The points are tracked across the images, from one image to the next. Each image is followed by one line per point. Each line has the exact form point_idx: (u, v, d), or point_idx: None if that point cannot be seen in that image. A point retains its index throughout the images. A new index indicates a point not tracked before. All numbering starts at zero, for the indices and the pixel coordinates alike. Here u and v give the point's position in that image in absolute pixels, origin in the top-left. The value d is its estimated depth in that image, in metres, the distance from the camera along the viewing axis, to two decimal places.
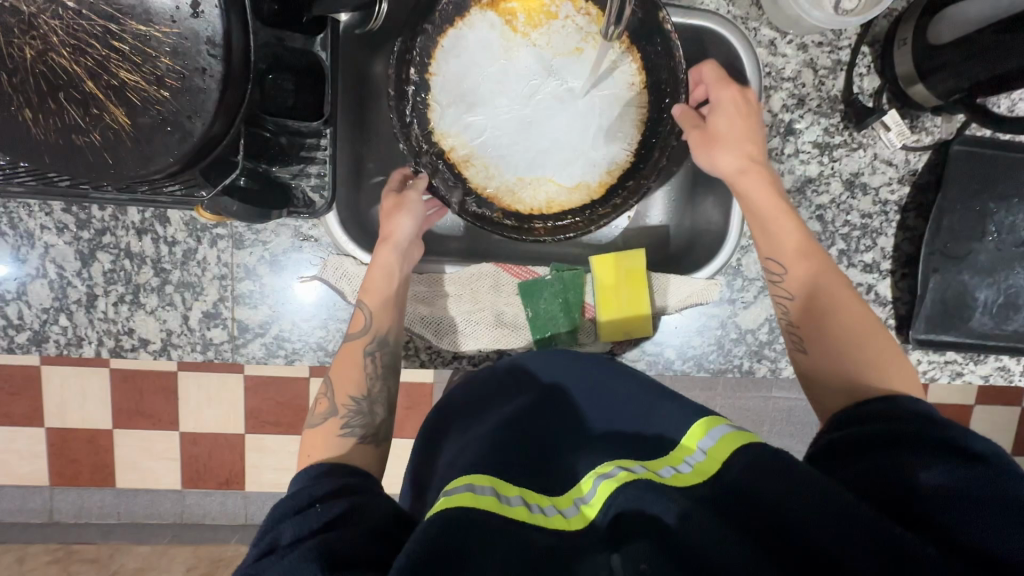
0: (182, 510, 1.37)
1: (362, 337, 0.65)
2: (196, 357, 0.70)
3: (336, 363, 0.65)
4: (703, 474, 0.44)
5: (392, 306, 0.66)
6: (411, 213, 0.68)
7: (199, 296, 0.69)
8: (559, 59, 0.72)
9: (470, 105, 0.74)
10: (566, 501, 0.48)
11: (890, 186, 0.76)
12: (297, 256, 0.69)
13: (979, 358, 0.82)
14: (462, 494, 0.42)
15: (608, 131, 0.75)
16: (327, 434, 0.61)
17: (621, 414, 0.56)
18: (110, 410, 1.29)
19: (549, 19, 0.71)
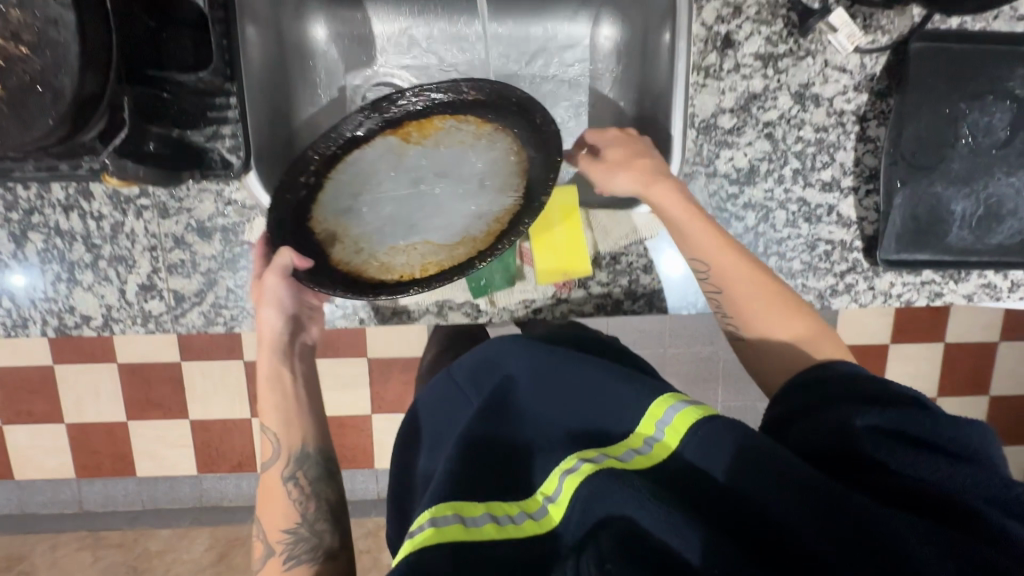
0: (199, 494, 1.41)
1: (277, 462, 0.64)
2: (139, 330, 0.70)
3: (261, 501, 0.63)
4: (662, 455, 0.47)
5: (290, 410, 0.67)
6: (274, 300, 0.66)
7: (132, 269, 0.69)
8: (447, 152, 0.71)
9: (356, 194, 0.70)
10: (536, 501, 0.50)
11: (845, 95, 0.70)
12: (224, 221, 0.68)
13: (960, 275, 0.76)
14: (427, 532, 0.45)
15: (492, 191, 0.73)
16: (270, 573, 0.59)
17: (571, 413, 0.54)
18: (121, 404, 1.34)
19: (437, 129, 0.70)
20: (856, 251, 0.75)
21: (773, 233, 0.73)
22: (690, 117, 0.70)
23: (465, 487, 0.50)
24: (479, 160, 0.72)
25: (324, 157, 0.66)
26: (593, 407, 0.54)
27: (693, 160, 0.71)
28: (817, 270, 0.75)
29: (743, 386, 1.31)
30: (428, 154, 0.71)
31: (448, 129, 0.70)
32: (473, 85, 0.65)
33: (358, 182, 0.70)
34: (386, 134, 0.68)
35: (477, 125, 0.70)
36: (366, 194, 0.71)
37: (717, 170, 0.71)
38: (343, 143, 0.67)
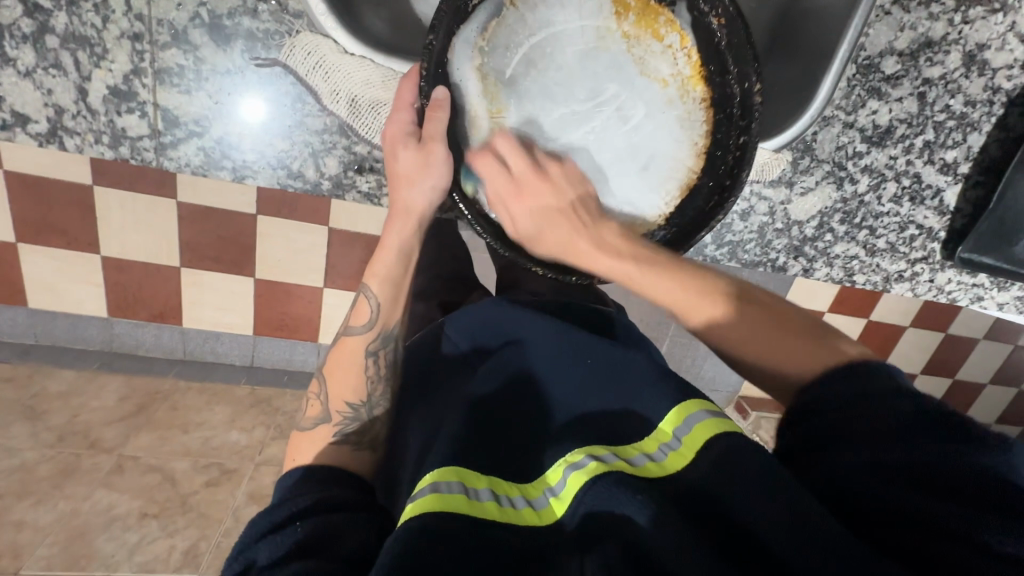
0: (109, 338, 1.20)
1: (364, 333, 0.58)
2: (103, 152, 0.50)
3: (331, 366, 0.58)
4: (674, 465, 0.43)
5: (394, 284, 0.59)
6: (440, 177, 0.53)
7: (99, 62, 0.47)
8: (642, 82, 0.58)
9: (529, 65, 0.56)
10: (535, 489, 0.47)
11: (1010, 70, 0.62)
12: (249, 24, 0.48)
13: (1004, 284, 0.78)
14: (426, 496, 0.41)
15: (662, 164, 0.59)
16: (316, 440, 0.55)
17: (595, 398, 0.52)
18: (7, 219, 1.04)
19: (653, 39, 0.56)
20: (936, 241, 0.72)
21: (875, 205, 0.68)
22: (857, 49, 0.59)
23: (471, 453, 0.46)
24: (663, 124, 0.59)
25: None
26: (616, 386, 0.52)
27: (838, 103, 0.61)
28: (896, 252, 0.72)
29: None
30: (630, 80, 0.57)
31: (664, 52, 0.57)
32: (727, 9, 0.51)
33: (543, 46, 0.55)
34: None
35: (691, 77, 0.57)
36: (531, 75, 0.56)
37: (855, 121, 0.62)
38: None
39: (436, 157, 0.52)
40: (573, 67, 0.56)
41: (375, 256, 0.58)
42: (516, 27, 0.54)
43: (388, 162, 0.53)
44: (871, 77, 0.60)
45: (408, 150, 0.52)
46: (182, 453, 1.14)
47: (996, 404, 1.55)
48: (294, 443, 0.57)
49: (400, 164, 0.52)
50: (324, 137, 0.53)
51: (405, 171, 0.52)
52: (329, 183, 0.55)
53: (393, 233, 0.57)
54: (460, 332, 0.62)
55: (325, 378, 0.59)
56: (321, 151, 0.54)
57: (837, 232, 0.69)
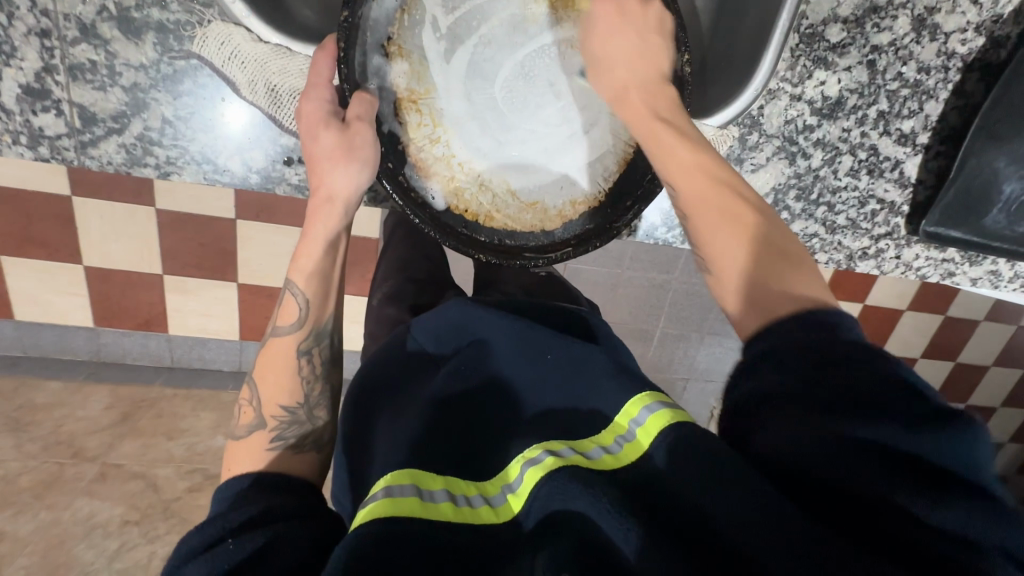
0: (97, 348, 1.19)
1: (296, 331, 0.54)
2: (22, 153, 0.50)
3: (261, 368, 0.54)
4: (633, 454, 0.40)
5: (323, 276, 0.54)
6: (366, 162, 0.51)
7: (9, 60, 0.47)
8: (573, 58, 0.57)
9: (454, 42, 0.55)
10: (494, 486, 0.43)
11: (963, 34, 0.60)
12: (158, 15, 0.47)
13: (976, 258, 0.75)
14: (384, 495, 0.38)
15: (597, 138, 0.59)
16: (252, 447, 0.50)
17: (556, 395, 0.48)
18: None
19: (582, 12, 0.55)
20: (899, 216, 0.69)
21: (831, 180, 0.65)
22: (798, 19, 0.57)
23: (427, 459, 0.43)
24: (595, 98, 0.58)
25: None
26: (578, 382, 0.48)
27: (783, 74, 0.59)
28: (857, 228, 0.69)
29: (684, 316, 1.27)
30: (560, 57, 0.57)
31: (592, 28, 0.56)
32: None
33: (467, 23, 0.55)
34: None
35: None
36: (457, 51, 0.55)
37: (802, 94, 0.60)
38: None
39: (361, 138, 0.50)
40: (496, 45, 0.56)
41: (299, 248, 0.54)
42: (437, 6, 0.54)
43: (307, 145, 0.50)
44: (815, 48, 0.58)
45: (330, 130, 0.49)
46: (166, 459, 1.14)
47: (1003, 388, 1.51)
48: (232, 451, 0.52)
49: (319, 145, 0.49)
50: (245, 129, 0.52)
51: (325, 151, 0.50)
52: (258, 176, 0.54)
53: (318, 221, 0.52)
54: (426, 334, 0.59)
55: (256, 382, 0.54)
56: (245, 145, 0.53)
57: (793, 209, 0.67)
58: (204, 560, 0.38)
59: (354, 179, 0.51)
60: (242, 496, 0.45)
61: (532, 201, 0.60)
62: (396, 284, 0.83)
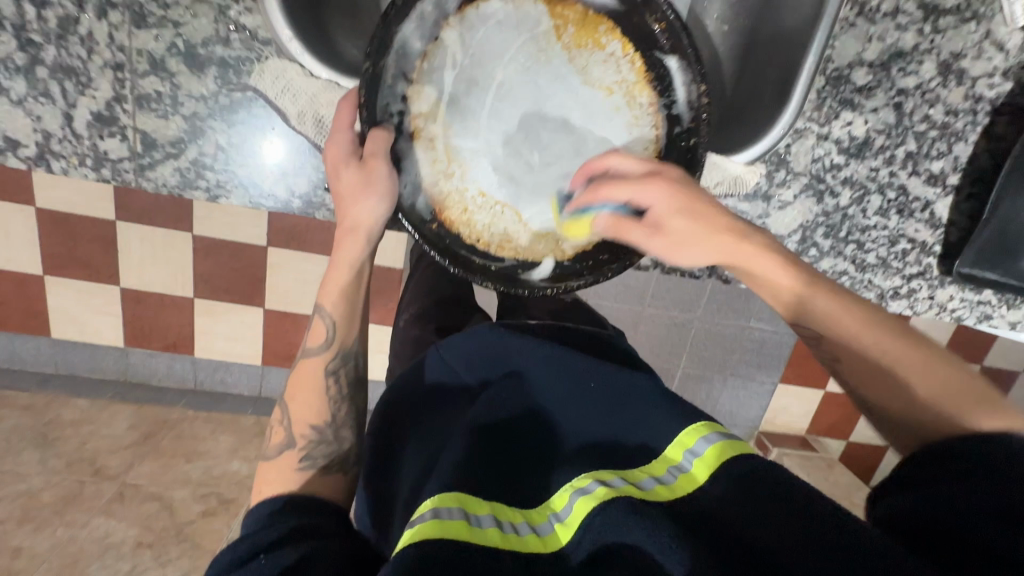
0: (125, 367, 1.23)
1: (323, 352, 0.56)
2: (86, 174, 0.54)
3: (291, 387, 0.55)
4: (687, 487, 0.40)
5: (347, 303, 0.57)
6: (383, 195, 0.53)
7: (84, 90, 0.51)
8: (587, 92, 0.59)
9: (469, 84, 0.58)
10: (540, 514, 0.41)
11: (991, 79, 0.61)
12: (222, 52, 0.51)
13: (1013, 301, 0.73)
14: (426, 522, 0.36)
15: None
16: (282, 467, 0.51)
17: (596, 424, 0.47)
18: (35, 253, 1.09)
19: (595, 47, 0.58)
20: (932, 256, 0.69)
21: (860, 219, 0.66)
22: (824, 62, 0.58)
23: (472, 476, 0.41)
24: (612, 129, 0.60)
25: (451, 10, 0.55)
26: (621, 412, 0.47)
27: (809, 115, 0.61)
28: (888, 267, 0.69)
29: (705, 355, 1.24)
30: (574, 91, 0.59)
31: (606, 61, 0.58)
32: (667, 14, 0.53)
33: (484, 63, 0.58)
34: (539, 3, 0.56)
35: (637, 83, 0.58)
36: (472, 91, 0.58)
37: (829, 133, 0.61)
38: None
39: (377, 174, 0.52)
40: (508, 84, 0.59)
41: (328, 273, 0.57)
42: (455, 48, 0.57)
43: (332, 180, 0.54)
44: (843, 89, 0.60)
45: (350, 168, 0.52)
46: (182, 482, 1.14)
47: None
48: (262, 475, 0.52)
49: (340, 183, 0.53)
50: (292, 155, 0.55)
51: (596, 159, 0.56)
52: (300, 202, 0.57)
53: (346, 245, 0.55)
54: (460, 359, 0.56)
55: (286, 403, 0.55)
56: (291, 171, 0.56)
57: (821, 247, 0.67)
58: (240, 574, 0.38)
59: (370, 211, 0.54)
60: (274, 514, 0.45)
61: (544, 230, 0.62)
62: (423, 308, 0.83)
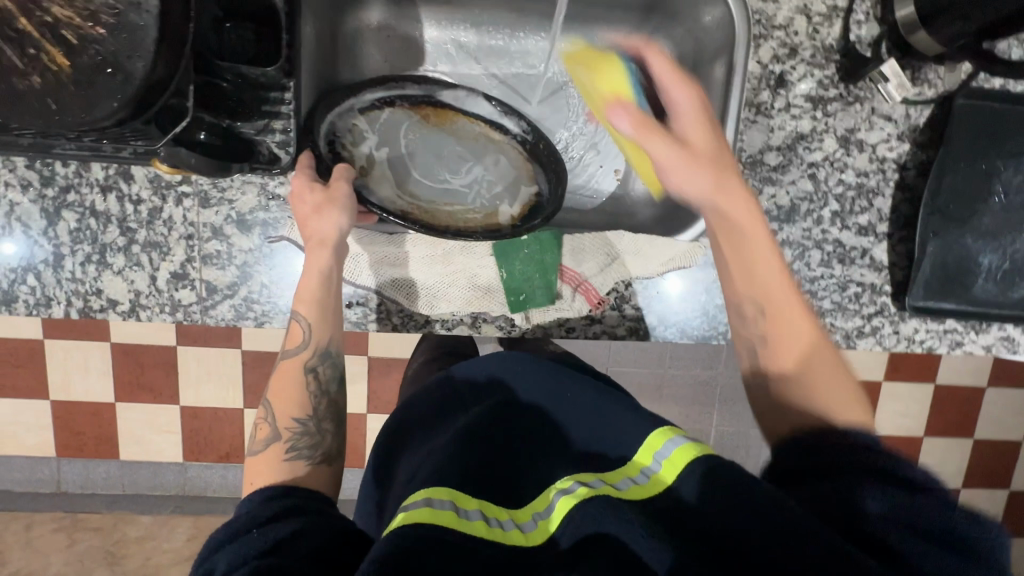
0: (184, 481, 1.33)
1: (303, 350, 0.63)
2: (165, 319, 0.69)
3: (273, 389, 0.61)
4: (657, 487, 0.45)
5: (321, 309, 0.64)
6: (343, 208, 0.64)
7: (166, 257, 0.67)
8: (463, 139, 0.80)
9: (391, 144, 0.78)
10: (525, 514, 0.49)
11: (889, 143, 0.72)
12: (264, 215, 0.68)
13: (981, 327, 0.79)
14: (414, 511, 0.44)
15: (506, 167, 0.80)
16: (269, 460, 0.56)
17: (585, 429, 0.56)
18: (110, 383, 1.26)
19: (450, 117, 0.80)
20: (884, 295, 0.76)
21: (806, 272, 0.75)
22: (738, 152, 0.71)
23: (463, 468, 0.51)
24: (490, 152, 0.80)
25: (361, 110, 0.75)
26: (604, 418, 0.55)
27: None
28: (846, 310, 0.76)
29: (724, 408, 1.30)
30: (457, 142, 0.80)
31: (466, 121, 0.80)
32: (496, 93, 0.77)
33: (395, 128, 0.78)
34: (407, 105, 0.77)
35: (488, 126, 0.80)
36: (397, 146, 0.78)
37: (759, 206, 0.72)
38: (366, 106, 0.75)
39: (341, 192, 0.65)
40: (418, 137, 0.79)
41: (303, 281, 0.64)
42: (374, 123, 0.77)
43: (297, 210, 0.64)
44: (759, 170, 0.71)
45: (315, 194, 0.64)
46: None
47: None
48: (248, 469, 0.58)
49: (308, 203, 0.63)
50: None
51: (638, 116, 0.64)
52: None
53: (315, 252, 0.63)
54: (470, 369, 0.72)
55: (270, 402, 0.61)
56: None
57: None
58: (232, 546, 0.45)
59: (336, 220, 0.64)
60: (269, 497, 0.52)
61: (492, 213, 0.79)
62: (433, 350, 0.97)
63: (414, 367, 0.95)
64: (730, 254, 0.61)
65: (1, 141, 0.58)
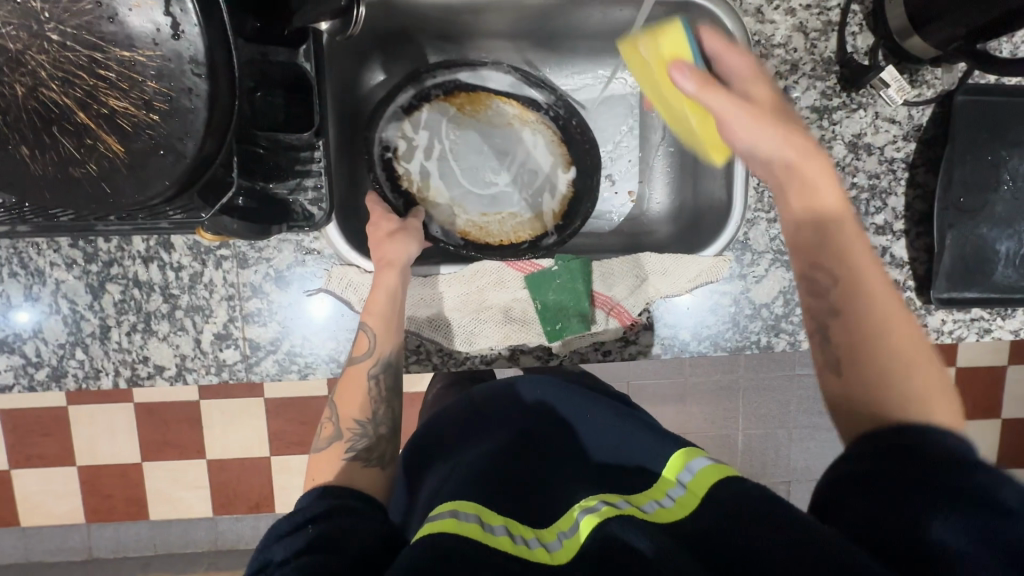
0: (215, 536, 1.33)
1: (367, 358, 0.65)
2: (211, 379, 0.70)
3: (341, 390, 0.65)
4: (685, 509, 0.46)
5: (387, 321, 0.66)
6: (414, 237, 0.69)
7: (209, 319, 0.69)
8: (497, 130, 0.83)
9: (434, 148, 0.82)
10: (549, 533, 0.49)
11: (896, 144, 0.74)
12: (301, 270, 0.69)
13: (1007, 313, 0.80)
14: (442, 520, 0.45)
15: (543, 159, 0.84)
16: (331, 457, 0.61)
17: (608, 437, 0.60)
18: (136, 443, 1.26)
19: (484, 107, 0.83)
20: (909, 290, 0.77)
21: None
22: None
23: (488, 489, 0.53)
24: (524, 142, 0.84)
25: (404, 109, 0.79)
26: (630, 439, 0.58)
27: (755, 207, 0.74)
28: None
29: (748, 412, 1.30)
30: (492, 134, 0.84)
31: (499, 107, 0.83)
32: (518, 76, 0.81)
33: (435, 128, 0.82)
34: (441, 100, 0.81)
35: (520, 111, 0.83)
36: (438, 149, 0.82)
37: (777, 216, 0.74)
38: (408, 106, 0.80)
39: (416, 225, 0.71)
40: (457, 136, 0.83)
41: (371, 294, 0.66)
42: (416, 121, 0.81)
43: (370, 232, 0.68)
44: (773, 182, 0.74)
45: (394, 221, 0.69)
46: None
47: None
48: (312, 465, 0.62)
49: (383, 228, 0.69)
50: None
51: (748, 71, 0.65)
52: None
53: (387, 273, 0.65)
54: (485, 389, 0.74)
55: (334, 401, 0.65)
56: None
57: None
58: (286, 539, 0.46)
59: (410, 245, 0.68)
60: (319, 495, 0.54)
61: (535, 212, 0.84)
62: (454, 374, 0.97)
63: (435, 396, 0.95)
64: (830, 268, 0.60)
65: (48, 224, 0.60)
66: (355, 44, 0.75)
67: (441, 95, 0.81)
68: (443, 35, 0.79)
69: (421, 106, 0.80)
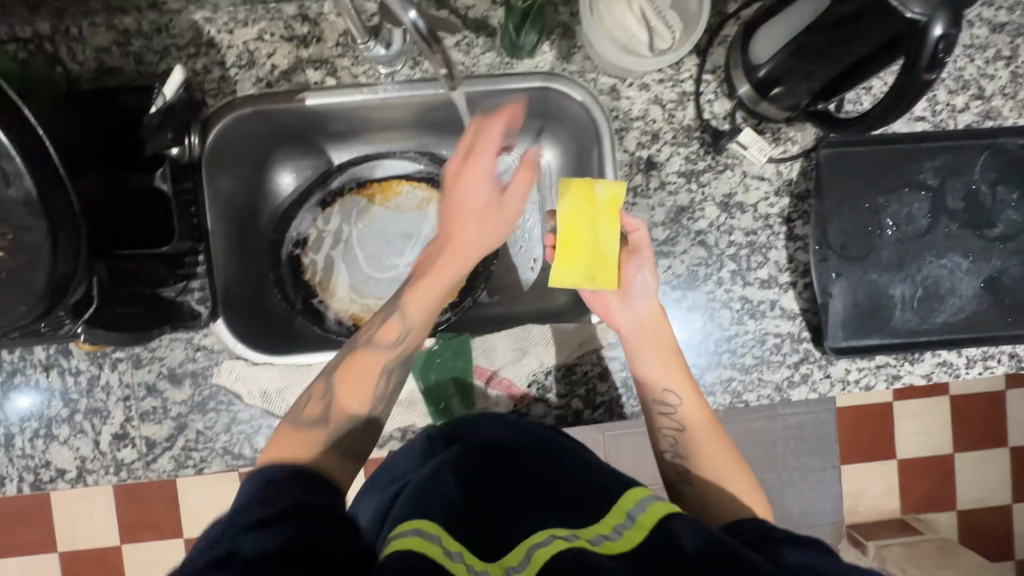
0: None
1: (320, 420, 0.60)
2: (111, 479, 0.72)
3: (278, 446, 0.55)
4: (632, 540, 0.46)
5: (429, 311, 0.68)
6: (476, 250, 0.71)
7: (106, 420, 0.72)
8: (406, 216, 0.87)
9: (344, 238, 0.86)
10: (496, 567, 0.46)
11: (768, 200, 0.76)
12: (192, 366, 0.72)
13: (914, 357, 0.78)
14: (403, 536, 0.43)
15: None
16: (305, 438, 0.57)
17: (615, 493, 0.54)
18: (117, 526, 1.27)
19: (394, 196, 0.86)
20: (805, 341, 0.77)
21: (720, 332, 0.76)
22: None
23: (450, 525, 0.48)
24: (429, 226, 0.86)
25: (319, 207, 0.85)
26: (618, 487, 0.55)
27: None
28: (770, 363, 0.76)
29: None
30: (400, 221, 0.87)
31: (410, 194, 0.86)
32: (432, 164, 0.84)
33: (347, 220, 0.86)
34: (353, 195, 0.85)
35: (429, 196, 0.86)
36: (347, 239, 0.86)
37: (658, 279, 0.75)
38: (322, 202, 0.85)
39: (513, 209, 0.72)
40: (366, 227, 0.86)
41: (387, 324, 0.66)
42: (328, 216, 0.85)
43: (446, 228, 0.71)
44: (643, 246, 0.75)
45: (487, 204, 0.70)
46: None
47: None
48: (268, 446, 0.57)
49: (466, 222, 0.70)
50: (252, 422, 0.73)
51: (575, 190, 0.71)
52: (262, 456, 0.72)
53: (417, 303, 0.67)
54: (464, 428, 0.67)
55: (269, 455, 0.54)
56: (253, 433, 0.73)
57: (699, 363, 0.76)
58: None
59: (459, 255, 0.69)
60: None
61: None
62: None
63: None
64: (650, 349, 0.69)
65: None
66: (264, 145, 0.79)
67: (353, 189, 0.85)
68: (339, 134, 0.83)
69: (333, 203, 0.85)
